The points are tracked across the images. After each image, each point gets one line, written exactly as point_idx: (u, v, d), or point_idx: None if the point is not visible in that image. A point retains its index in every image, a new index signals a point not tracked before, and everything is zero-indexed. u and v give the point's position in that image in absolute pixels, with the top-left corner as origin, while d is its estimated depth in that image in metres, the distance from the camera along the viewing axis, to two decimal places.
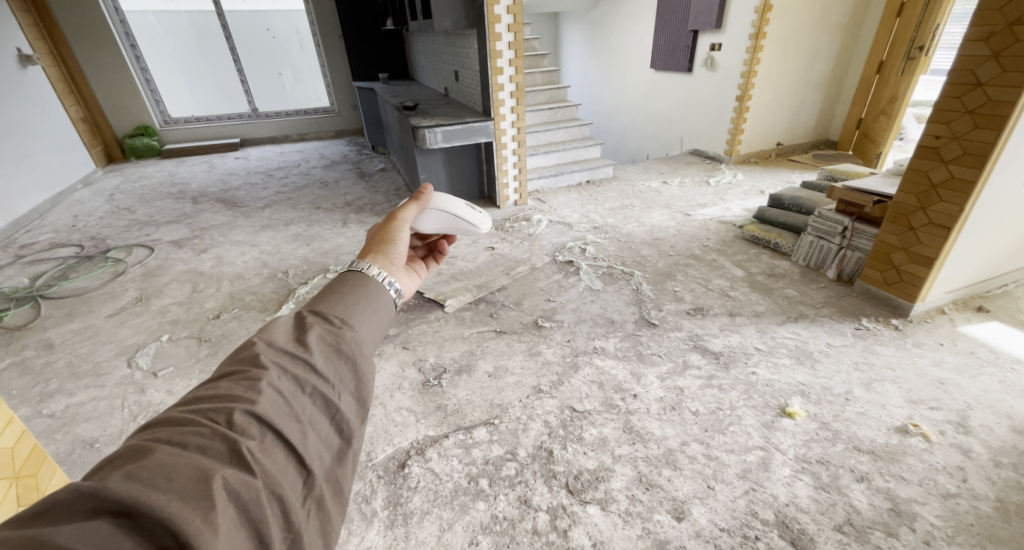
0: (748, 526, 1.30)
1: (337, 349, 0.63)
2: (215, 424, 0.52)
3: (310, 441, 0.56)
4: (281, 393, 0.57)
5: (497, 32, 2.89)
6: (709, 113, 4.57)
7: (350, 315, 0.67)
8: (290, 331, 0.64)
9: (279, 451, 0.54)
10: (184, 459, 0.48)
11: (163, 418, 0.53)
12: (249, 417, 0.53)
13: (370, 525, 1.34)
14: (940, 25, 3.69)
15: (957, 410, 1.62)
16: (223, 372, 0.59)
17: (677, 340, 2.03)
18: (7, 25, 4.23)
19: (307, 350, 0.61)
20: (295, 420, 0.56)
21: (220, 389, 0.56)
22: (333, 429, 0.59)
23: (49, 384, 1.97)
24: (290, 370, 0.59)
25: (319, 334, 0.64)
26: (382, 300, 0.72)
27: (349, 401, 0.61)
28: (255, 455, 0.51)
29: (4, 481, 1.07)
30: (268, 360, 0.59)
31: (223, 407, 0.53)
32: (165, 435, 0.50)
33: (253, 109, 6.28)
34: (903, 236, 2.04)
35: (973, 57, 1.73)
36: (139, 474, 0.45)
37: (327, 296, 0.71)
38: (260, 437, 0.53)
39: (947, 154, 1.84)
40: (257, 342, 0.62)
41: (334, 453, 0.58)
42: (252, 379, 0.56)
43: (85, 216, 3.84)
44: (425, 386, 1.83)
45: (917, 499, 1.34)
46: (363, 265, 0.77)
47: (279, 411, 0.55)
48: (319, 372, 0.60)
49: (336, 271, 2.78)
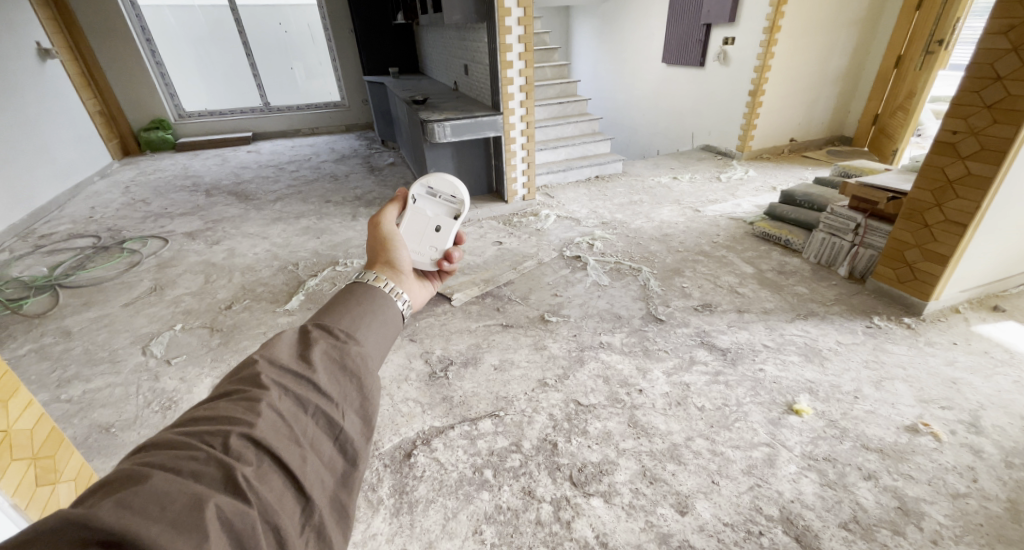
0: (752, 522, 1.29)
1: (341, 364, 0.64)
2: (211, 449, 0.51)
3: (311, 465, 0.55)
4: (282, 415, 0.56)
5: (507, 25, 2.87)
6: (722, 108, 4.52)
7: (356, 329, 0.70)
8: (294, 347, 0.65)
9: (277, 478, 0.52)
10: (179, 486, 0.47)
11: (157, 441, 0.52)
12: (247, 441, 0.53)
13: (376, 512, 1.36)
14: (960, 19, 3.60)
15: (969, 410, 1.59)
16: (223, 391, 0.59)
17: (685, 336, 2.02)
18: (25, 20, 4.31)
19: (311, 367, 0.62)
20: (295, 444, 0.55)
21: (219, 411, 0.55)
22: (336, 451, 0.59)
23: (66, 369, 2.03)
24: (292, 391, 0.59)
25: (324, 349, 0.65)
26: (388, 312, 0.76)
27: (353, 420, 0.61)
28: (252, 482, 0.50)
29: (23, 461, 1.10)
30: (269, 380, 0.59)
31: (220, 430, 0.53)
32: (160, 460, 0.49)
33: (265, 104, 6.34)
34: (918, 233, 2.01)
35: (992, 51, 1.69)
36: (130, 502, 0.44)
37: (333, 311, 0.73)
38: (256, 463, 0.52)
39: (964, 150, 1.80)
40: (259, 360, 0.63)
41: (336, 477, 0.58)
42: (252, 400, 0.56)
43: (101, 208, 3.92)
44: (432, 378, 1.85)
45: (926, 498, 1.33)
46: (370, 277, 0.82)
47: (278, 435, 0.55)
48: (322, 391, 0.61)
49: (346, 264, 2.80)
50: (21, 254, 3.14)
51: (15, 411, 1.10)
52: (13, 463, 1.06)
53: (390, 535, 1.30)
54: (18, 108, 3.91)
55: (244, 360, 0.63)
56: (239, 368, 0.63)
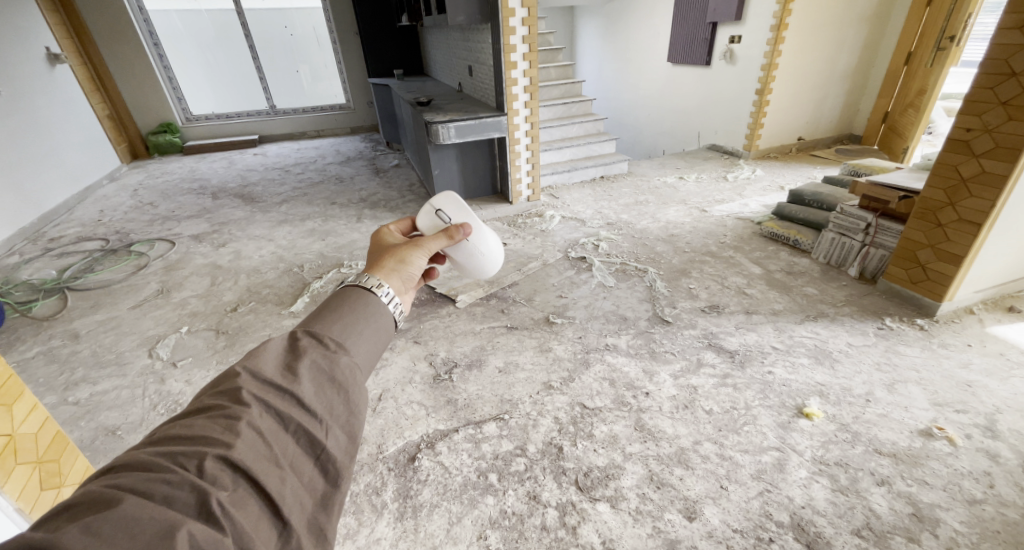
0: (762, 528, 1.27)
1: (329, 376, 0.63)
2: (185, 471, 0.50)
3: (289, 488, 0.54)
4: (261, 434, 0.55)
5: (512, 25, 2.85)
6: (729, 107, 4.47)
7: (345, 339, 0.69)
8: (280, 358, 0.64)
9: (253, 502, 0.52)
10: (150, 511, 0.46)
11: (128, 461, 0.51)
12: (223, 463, 0.52)
13: (380, 517, 1.35)
14: (972, 15, 3.54)
15: (985, 414, 1.55)
16: (202, 406, 0.58)
17: (692, 338, 1.99)
18: (35, 26, 4.36)
19: (296, 380, 0.61)
20: (275, 465, 0.54)
21: (195, 429, 0.54)
22: (316, 471, 0.58)
23: (74, 372, 2.04)
24: (273, 407, 0.58)
25: (313, 360, 0.64)
26: (379, 320, 0.74)
27: (336, 438, 0.60)
28: (227, 508, 0.49)
29: (27, 464, 1.09)
30: (250, 396, 0.58)
31: (196, 452, 0.52)
32: (132, 482, 0.48)
33: (271, 106, 6.38)
34: (930, 232, 1.97)
35: (1007, 45, 1.65)
36: (98, 528, 0.43)
37: (323, 317, 0.72)
38: (232, 487, 0.51)
39: (978, 147, 1.77)
40: (242, 373, 0.61)
41: (316, 498, 0.57)
42: (231, 418, 0.55)
43: (110, 211, 3.96)
44: (436, 380, 1.84)
45: (942, 504, 1.30)
46: (367, 280, 0.80)
47: (257, 456, 0.54)
48: (307, 408, 0.60)
49: (350, 266, 2.80)
50: (30, 257, 3.17)
51: (20, 415, 1.10)
52: (17, 467, 1.06)
53: (394, 540, 1.29)
54: (28, 113, 3.95)
55: (226, 371, 0.62)
56: (220, 380, 0.62)
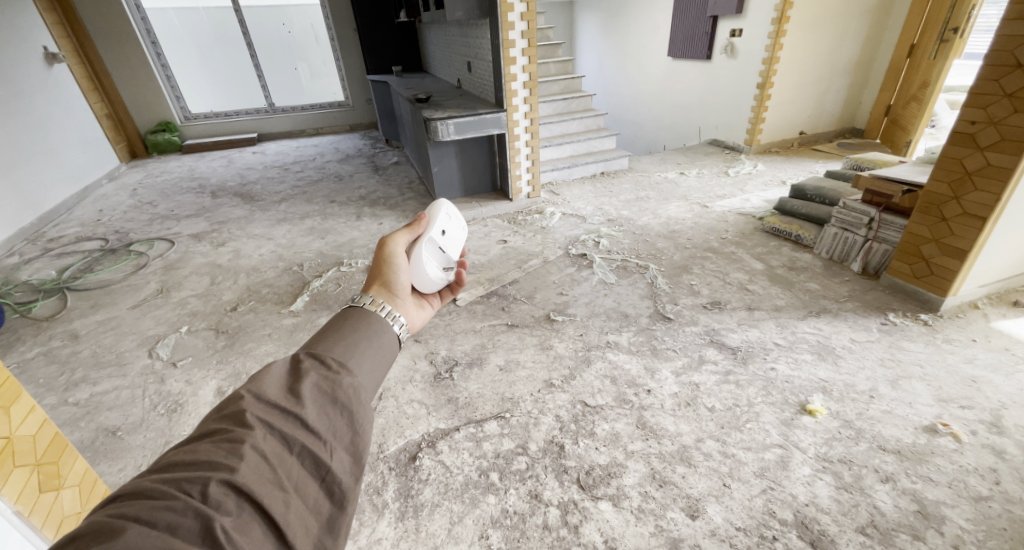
0: (766, 526, 1.26)
1: (333, 397, 0.63)
2: (189, 498, 0.49)
3: (294, 513, 0.53)
4: (265, 456, 0.54)
5: (510, 21, 2.83)
6: (730, 101, 4.44)
7: (349, 358, 0.68)
8: (283, 380, 0.64)
9: (258, 528, 0.50)
10: (152, 541, 0.45)
11: (132, 488, 0.50)
12: (227, 488, 0.51)
13: (381, 517, 1.34)
14: (976, 7, 3.50)
15: (990, 410, 1.54)
16: (207, 430, 0.57)
17: (693, 335, 1.98)
18: (31, 25, 4.33)
19: (300, 402, 0.60)
20: (279, 489, 0.53)
21: (199, 454, 0.53)
22: (321, 494, 0.56)
23: (74, 373, 2.03)
24: (278, 429, 0.57)
25: (315, 382, 0.63)
26: (383, 338, 0.75)
27: (342, 459, 0.59)
28: (230, 534, 0.48)
29: (24, 468, 1.08)
30: (254, 418, 0.57)
31: (199, 477, 0.51)
32: (135, 511, 0.48)
33: (270, 104, 6.35)
34: (934, 227, 1.95)
35: (1012, 36, 1.63)
36: None
37: (325, 338, 0.72)
38: (236, 512, 0.50)
39: (982, 141, 1.75)
40: (245, 396, 0.60)
41: (321, 521, 0.55)
42: (235, 442, 0.54)
43: (109, 210, 3.94)
44: (436, 379, 1.83)
45: (947, 501, 1.29)
46: (366, 300, 0.81)
47: (261, 479, 0.53)
48: (311, 430, 0.59)
49: (350, 264, 2.78)
50: (30, 258, 3.16)
51: (17, 417, 1.09)
52: (14, 471, 1.05)
53: (396, 540, 1.29)
54: (27, 112, 3.94)
55: (229, 395, 0.61)
56: (222, 404, 0.61)
